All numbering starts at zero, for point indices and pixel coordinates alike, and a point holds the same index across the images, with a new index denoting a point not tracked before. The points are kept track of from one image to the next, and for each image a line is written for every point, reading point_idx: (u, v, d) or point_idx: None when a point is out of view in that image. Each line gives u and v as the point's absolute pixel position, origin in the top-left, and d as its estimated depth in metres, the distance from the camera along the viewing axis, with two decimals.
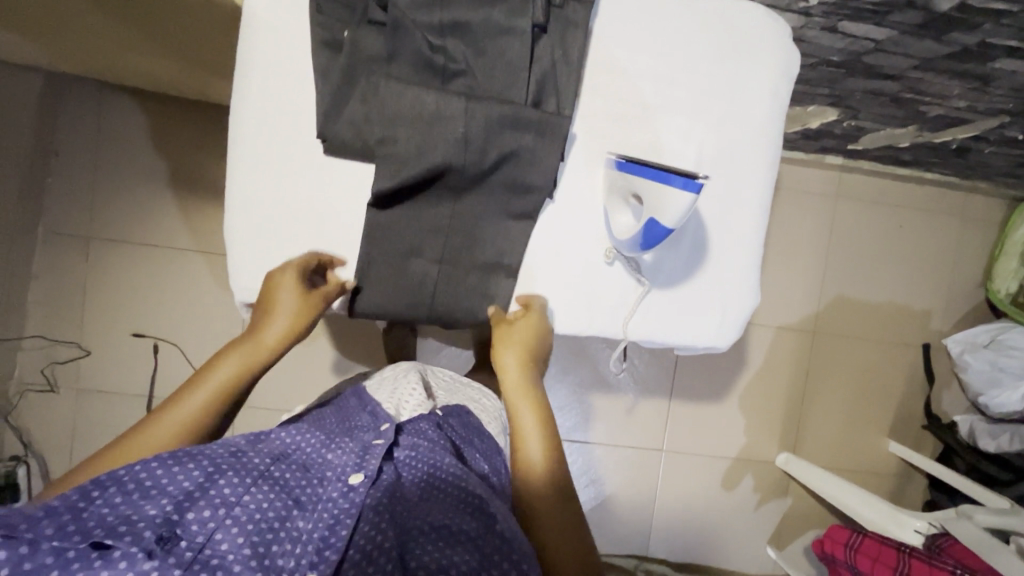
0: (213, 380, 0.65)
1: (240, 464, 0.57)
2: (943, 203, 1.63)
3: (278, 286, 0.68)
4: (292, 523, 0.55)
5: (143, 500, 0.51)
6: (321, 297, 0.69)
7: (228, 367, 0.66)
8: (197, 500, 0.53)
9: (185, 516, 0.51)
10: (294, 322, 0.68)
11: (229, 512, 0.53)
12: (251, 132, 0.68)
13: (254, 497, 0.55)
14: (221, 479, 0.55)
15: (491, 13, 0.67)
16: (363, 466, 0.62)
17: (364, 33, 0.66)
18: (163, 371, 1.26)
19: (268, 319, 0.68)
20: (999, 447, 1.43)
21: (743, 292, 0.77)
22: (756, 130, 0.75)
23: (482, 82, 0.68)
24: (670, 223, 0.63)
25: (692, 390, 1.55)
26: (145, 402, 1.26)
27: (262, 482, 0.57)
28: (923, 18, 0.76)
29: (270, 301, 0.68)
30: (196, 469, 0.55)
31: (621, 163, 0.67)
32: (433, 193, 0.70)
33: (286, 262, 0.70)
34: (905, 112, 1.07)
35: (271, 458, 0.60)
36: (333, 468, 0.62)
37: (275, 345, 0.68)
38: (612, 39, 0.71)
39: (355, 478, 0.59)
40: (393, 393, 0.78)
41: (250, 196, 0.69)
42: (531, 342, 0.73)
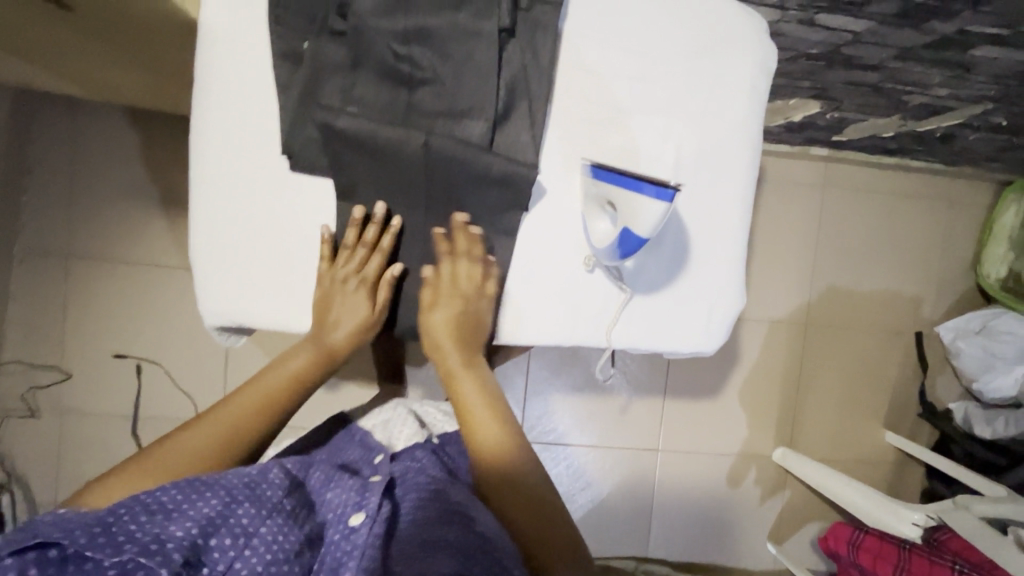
0: (281, 375, 0.71)
1: (256, 494, 0.55)
2: (930, 191, 1.62)
3: (349, 294, 0.70)
4: (302, 560, 0.54)
5: (167, 521, 0.50)
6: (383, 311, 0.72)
7: (297, 362, 0.72)
8: (220, 526, 0.51)
9: (209, 542, 0.50)
10: (356, 326, 0.71)
11: (249, 542, 0.52)
12: (214, 151, 0.66)
13: (271, 527, 0.53)
14: (240, 508, 0.53)
15: (456, 17, 0.63)
16: (364, 503, 0.59)
17: (325, 45, 0.63)
18: (148, 391, 1.24)
19: (333, 330, 0.71)
20: (994, 433, 1.44)
21: (726, 300, 0.75)
22: (736, 128, 0.73)
23: (450, 89, 0.65)
24: (644, 233, 0.63)
25: (687, 386, 1.54)
26: (131, 423, 1.23)
27: (277, 514, 0.55)
28: (900, 8, 0.73)
29: (334, 311, 0.70)
30: (215, 497, 0.53)
31: (597, 169, 0.66)
32: (406, 206, 0.68)
33: (354, 240, 0.68)
34: (887, 101, 1.06)
35: (284, 489, 0.58)
36: (333, 509, 0.59)
37: (340, 348, 0.72)
38: (583, 41, 0.69)
39: (355, 519, 0.57)
40: (382, 423, 0.78)
41: (217, 216, 0.67)
42: (459, 322, 0.71)
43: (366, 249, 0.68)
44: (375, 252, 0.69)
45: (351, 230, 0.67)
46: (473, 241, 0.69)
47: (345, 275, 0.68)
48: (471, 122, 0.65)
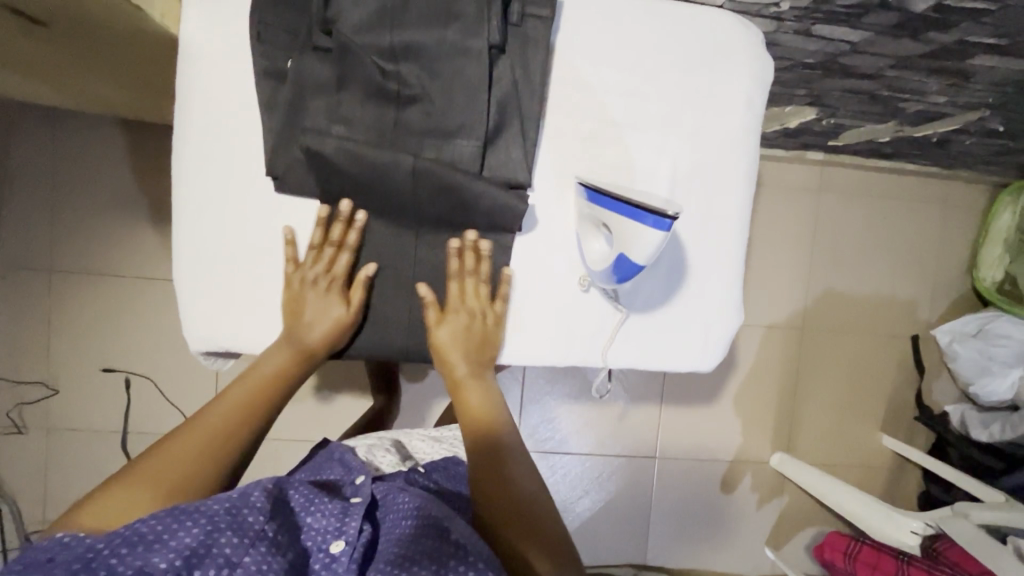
0: (259, 379, 0.65)
1: (238, 522, 0.51)
2: (926, 194, 1.61)
3: (322, 293, 0.65)
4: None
5: (150, 552, 0.47)
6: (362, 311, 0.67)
7: (265, 372, 0.65)
8: (203, 557, 0.48)
9: (194, 575, 0.47)
10: (331, 325, 0.65)
11: (233, 573, 0.48)
12: (195, 172, 0.64)
13: (256, 557, 0.50)
14: (224, 537, 0.49)
15: (444, 32, 0.61)
16: (345, 529, 0.57)
17: (309, 62, 0.61)
18: (137, 406, 1.21)
19: (312, 331, 0.65)
20: (991, 436, 1.44)
21: (723, 318, 0.74)
22: (732, 143, 0.72)
23: (439, 107, 0.62)
24: (640, 260, 0.62)
25: (683, 393, 1.53)
26: (120, 439, 1.21)
27: (260, 541, 0.51)
28: (898, 19, 0.71)
29: (307, 311, 0.65)
30: (198, 525, 0.49)
31: (591, 191, 0.65)
32: (396, 227, 0.66)
33: (321, 240, 0.65)
34: (883, 108, 1.05)
35: (268, 514, 0.54)
36: (314, 535, 0.57)
37: (314, 350, 0.66)
38: (575, 56, 0.67)
39: (335, 547, 0.56)
40: (367, 452, 0.79)
41: (199, 239, 0.65)
42: (468, 331, 0.68)
43: (333, 248, 0.65)
44: (343, 251, 0.65)
45: (317, 230, 0.65)
46: (481, 259, 0.67)
47: (314, 276, 0.65)
48: (461, 141, 0.63)
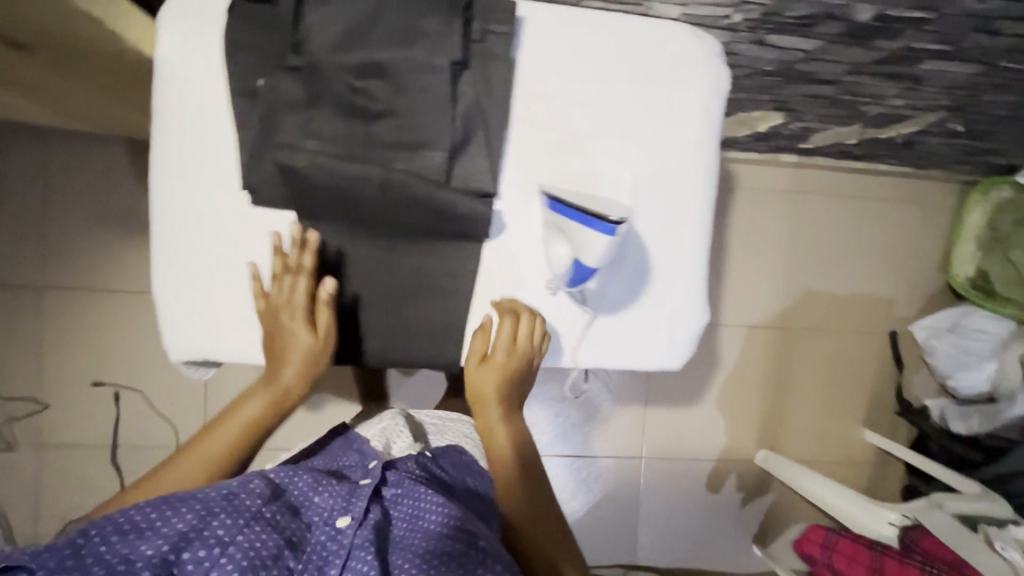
0: (248, 414, 0.69)
1: (232, 505, 0.54)
2: (899, 193, 1.65)
3: (288, 324, 0.67)
4: (283, 563, 0.53)
5: (139, 539, 0.49)
6: (332, 334, 0.68)
7: (253, 407, 0.69)
8: (193, 539, 0.50)
9: (182, 556, 0.49)
10: (306, 358, 0.68)
11: (225, 551, 0.50)
12: (175, 190, 0.67)
13: (248, 536, 0.52)
14: (215, 520, 0.52)
15: (409, 50, 0.64)
16: (351, 507, 0.60)
17: (280, 81, 0.63)
18: (126, 419, 1.23)
19: (285, 363, 0.68)
20: (969, 429, 1.47)
21: (687, 312, 0.77)
22: (690, 151, 0.75)
23: (407, 121, 0.65)
24: (593, 263, 0.67)
25: (668, 393, 1.55)
26: (109, 452, 1.22)
27: (255, 522, 0.54)
28: (845, 29, 0.74)
29: (282, 344, 0.67)
30: (190, 512, 0.52)
31: (552, 201, 0.68)
32: (369, 237, 0.68)
33: (286, 272, 0.66)
34: (846, 112, 1.08)
35: (264, 498, 0.57)
36: (319, 512, 0.59)
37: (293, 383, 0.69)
38: (537, 71, 0.70)
39: (342, 520, 0.58)
40: (381, 430, 0.79)
41: (179, 252, 0.68)
42: (510, 375, 0.72)
43: (292, 274, 0.66)
44: (301, 277, 0.66)
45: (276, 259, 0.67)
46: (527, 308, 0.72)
47: (281, 307, 0.67)
48: (427, 153, 0.66)
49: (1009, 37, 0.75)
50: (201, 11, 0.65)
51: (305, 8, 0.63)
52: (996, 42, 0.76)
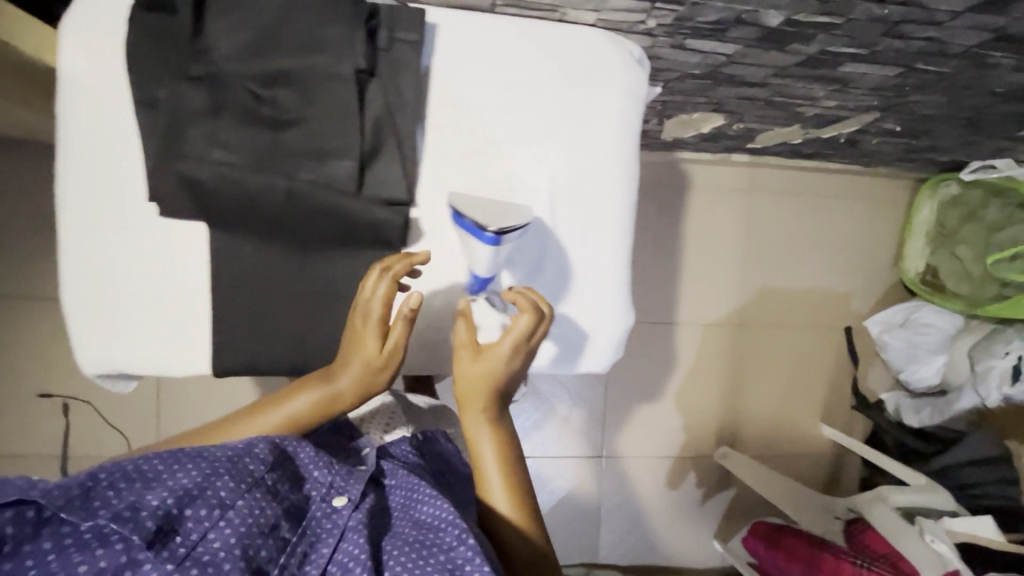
0: (292, 408, 0.67)
1: (236, 469, 0.55)
2: (853, 190, 1.66)
3: (359, 328, 0.66)
4: (279, 533, 0.53)
5: (145, 490, 0.50)
6: (397, 351, 0.67)
7: (298, 403, 0.67)
8: (196, 497, 0.51)
9: (184, 512, 0.50)
10: (365, 370, 0.67)
11: (225, 514, 0.51)
12: (81, 202, 0.66)
13: (248, 502, 0.53)
14: (219, 481, 0.53)
15: (313, 59, 0.63)
16: (349, 486, 0.61)
17: (182, 90, 0.63)
18: (77, 430, 1.22)
19: (344, 368, 0.67)
20: (922, 421, 1.52)
21: (610, 318, 0.77)
22: (610, 155, 0.75)
23: (317, 130, 0.65)
24: (484, 272, 0.68)
25: (627, 392, 1.56)
26: (60, 463, 1.21)
27: (256, 489, 0.55)
28: (759, 33, 0.75)
29: (347, 346, 0.67)
30: (196, 470, 0.53)
31: (455, 215, 0.67)
32: (283, 246, 0.68)
33: (378, 272, 0.65)
34: (784, 113, 1.09)
35: (268, 464, 0.58)
36: (317, 487, 0.61)
37: (345, 394, 0.68)
38: (450, 77, 0.70)
39: (339, 499, 0.59)
40: (374, 414, 0.86)
41: (87, 265, 0.67)
42: (502, 374, 0.68)
43: (378, 274, 0.65)
44: (387, 280, 0.65)
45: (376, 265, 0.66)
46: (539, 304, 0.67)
47: (355, 305, 0.66)
48: (336, 162, 0.66)
49: (919, 41, 0.76)
50: (100, 20, 0.64)
51: (205, 15, 0.62)
52: (908, 46, 0.77)
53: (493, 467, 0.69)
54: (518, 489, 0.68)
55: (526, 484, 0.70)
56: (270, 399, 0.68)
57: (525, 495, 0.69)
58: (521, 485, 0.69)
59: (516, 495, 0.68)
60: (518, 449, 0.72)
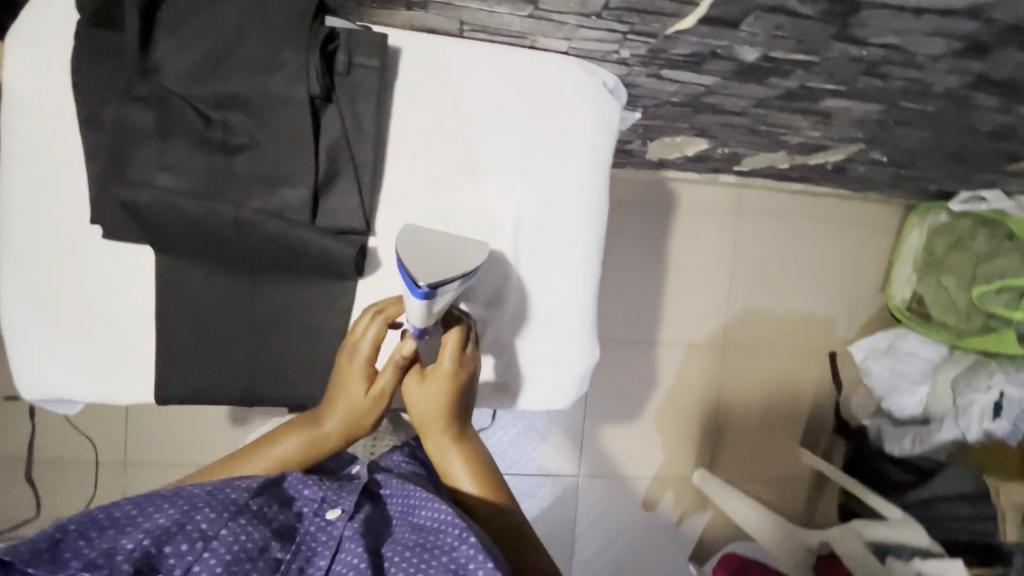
0: (280, 450, 0.67)
1: (217, 500, 0.54)
2: (842, 214, 1.64)
3: (347, 370, 0.65)
4: (269, 554, 0.53)
5: (120, 534, 0.49)
6: (383, 396, 0.66)
7: (285, 446, 0.67)
8: (175, 533, 0.50)
9: (164, 550, 0.49)
10: (350, 414, 0.66)
11: (208, 546, 0.50)
12: (21, 222, 0.64)
13: (232, 529, 0.52)
14: (198, 514, 0.52)
15: (265, 82, 0.61)
16: (341, 498, 0.61)
17: (127, 111, 0.60)
18: (44, 434, 1.21)
19: (331, 410, 0.66)
20: (903, 450, 1.48)
21: (574, 355, 0.75)
22: (578, 188, 0.72)
23: (269, 156, 0.63)
24: (421, 322, 0.59)
25: (605, 412, 1.55)
26: (25, 468, 1.20)
27: (240, 516, 0.54)
28: (735, 67, 0.73)
29: (334, 388, 0.66)
30: (173, 507, 0.52)
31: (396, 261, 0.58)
32: (233, 271, 0.65)
33: (371, 316, 0.64)
34: (769, 140, 1.07)
35: (252, 490, 0.57)
36: (309, 502, 0.60)
37: (330, 438, 0.67)
38: (412, 104, 0.68)
39: (332, 512, 0.58)
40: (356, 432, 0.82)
41: (29, 288, 0.65)
42: (451, 390, 0.66)
43: (368, 317, 0.64)
44: (375, 322, 0.64)
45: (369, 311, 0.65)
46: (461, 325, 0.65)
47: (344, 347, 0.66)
48: (289, 189, 0.64)
49: (899, 81, 0.74)
50: (44, 34, 0.62)
51: (155, 32, 0.60)
52: (889, 85, 0.75)
53: (461, 470, 0.68)
54: (488, 477, 0.68)
55: (493, 470, 0.69)
56: (262, 441, 0.69)
57: (496, 477, 0.68)
58: (490, 473, 0.68)
59: (488, 483, 0.67)
60: (480, 444, 0.71)
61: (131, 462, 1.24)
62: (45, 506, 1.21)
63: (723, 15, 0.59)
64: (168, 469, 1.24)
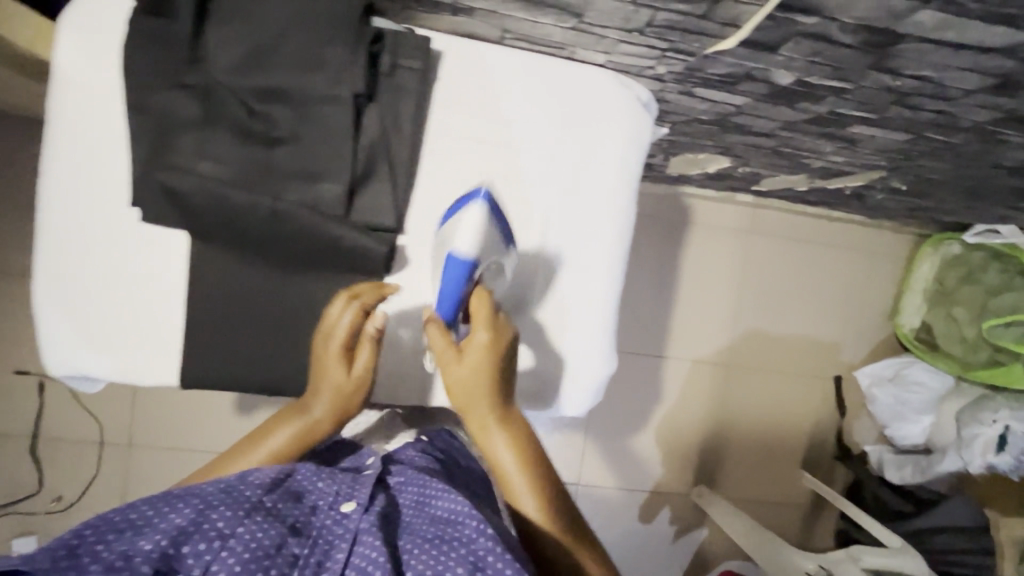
0: (272, 443, 0.66)
1: (232, 499, 0.54)
2: (854, 240, 1.65)
3: (324, 355, 0.65)
4: (287, 550, 0.51)
5: (137, 536, 0.48)
6: (366, 374, 0.66)
7: (276, 438, 0.66)
8: (192, 533, 0.49)
9: (181, 550, 0.48)
10: (337, 396, 0.66)
11: (225, 544, 0.49)
12: (61, 200, 0.65)
13: (249, 527, 0.51)
14: (213, 513, 0.51)
15: (310, 78, 0.62)
16: (355, 493, 0.59)
17: (174, 99, 0.62)
18: (52, 411, 1.21)
19: (316, 396, 0.66)
20: (903, 479, 1.48)
21: (593, 364, 0.76)
22: (607, 199, 0.74)
23: (307, 150, 0.64)
24: (467, 249, 0.64)
25: (609, 423, 1.55)
26: (29, 443, 1.20)
27: (256, 513, 0.53)
28: (769, 89, 0.74)
29: (314, 375, 0.66)
30: (188, 508, 0.51)
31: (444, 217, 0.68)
32: (262, 263, 0.66)
33: (343, 299, 0.65)
34: (792, 162, 1.08)
35: (266, 487, 0.56)
36: (323, 497, 0.58)
37: (321, 423, 0.67)
38: (451, 105, 0.69)
39: (347, 506, 0.57)
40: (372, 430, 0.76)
41: (62, 265, 0.66)
42: (490, 362, 0.64)
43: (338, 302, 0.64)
44: (348, 305, 0.64)
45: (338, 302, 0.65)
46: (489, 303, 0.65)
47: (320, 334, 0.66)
48: (324, 185, 0.64)
49: (929, 113, 0.75)
50: (99, 19, 0.63)
51: (206, 24, 0.61)
52: (918, 116, 0.77)
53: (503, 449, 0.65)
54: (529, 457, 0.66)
55: (534, 451, 0.67)
56: (249, 440, 0.67)
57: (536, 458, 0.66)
58: (530, 453, 0.66)
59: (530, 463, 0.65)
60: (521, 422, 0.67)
61: (136, 444, 1.24)
62: (48, 483, 1.21)
63: (763, 39, 0.60)
64: (173, 452, 1.24)
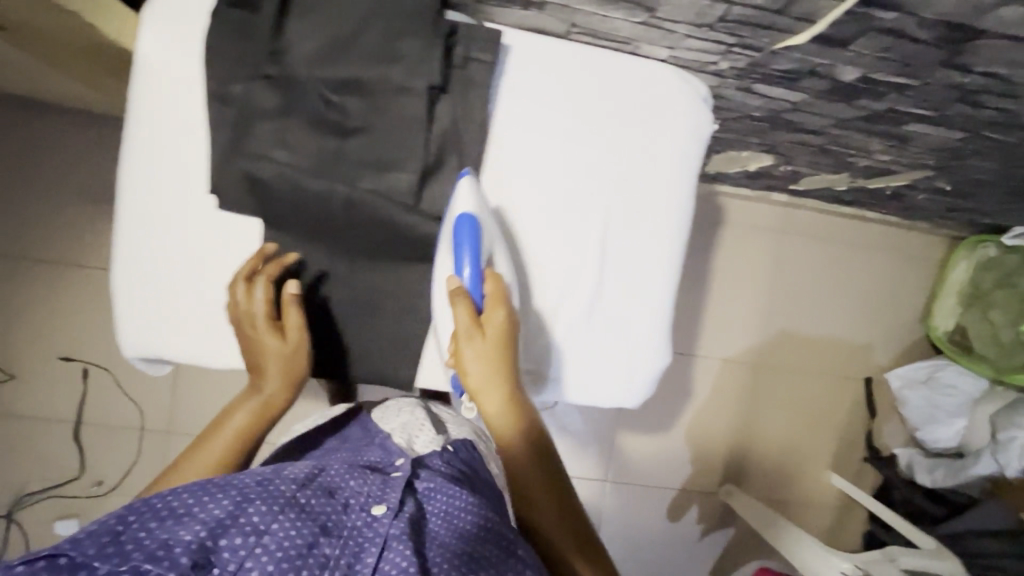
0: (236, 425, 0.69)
1: (268, 491, 0.49)
2: (887, 241, 1.64)
3: (254, 333, 0.67)
4: (318, 552, 0.46)
5: (177, 525, 0.45)
6: (301, 339, 0.69)
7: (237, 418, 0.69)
8: (229, 526, 0.45)
9: (219, 543, 0.44)
10: (283, 365, 0.69)
11: (259, 541, 0.45)
12: (139, 184, 0.67)
13: (283, 524, 0.46)
14: (250, 507, 0.47)
15: (387, 69, 0.63)
16: (386, 495, 0.53)
17: (255, 90, 0.64)
18: (95, 396, 1.23)
19: (263, 372, 0.69)
20: (935, 481, 1.47)
21: (647, 354, 0.77)
22: (667, 191, 0.74)
23: (380, 140, 0.66)
24: (471, 207, 0.66)
25: (639, 419, 1.55)
26: (73, 427, 1.22)
27: (290, 509, 0.48)
28: (830, 85, 0.74)
29: (251, 356, 0.68)
30: (227, 499, 0.47)
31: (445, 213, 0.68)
32: (332, 250, 0.70)
33: (243, 281, 0.66)
34: (836, 161, 1.08)
35: (299, 482, 0.51)
36: (357, 495, 0.53)
37: (275, 393, 0.70)
38: (518, 96, 0.70)
39: (378, 509, 0.51)
40: (401, 425, 0.74)
41: (138, 248, 0.68)
42: (499, 339, 0.65)
43: (244, 281, 0.66)
44: (259, 281, 0.66)
45: (239, 286, 0.66)
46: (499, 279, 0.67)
47: (246, 315, 0.66)
48: (394, 174, 0.66)
49: (991, 110, 0.75)
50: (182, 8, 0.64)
51: (287, 16, 0.63)
52: (979, 113, 0.76)
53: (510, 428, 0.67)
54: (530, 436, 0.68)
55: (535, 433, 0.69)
56: (204, 432, 0.69)
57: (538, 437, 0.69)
58: (532, 434, 0.69)
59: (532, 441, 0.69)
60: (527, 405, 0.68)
61: (176, 430, 1.26)
62: (89, 467, 1.24)
63: (837, 34, 0.61)
64: None
